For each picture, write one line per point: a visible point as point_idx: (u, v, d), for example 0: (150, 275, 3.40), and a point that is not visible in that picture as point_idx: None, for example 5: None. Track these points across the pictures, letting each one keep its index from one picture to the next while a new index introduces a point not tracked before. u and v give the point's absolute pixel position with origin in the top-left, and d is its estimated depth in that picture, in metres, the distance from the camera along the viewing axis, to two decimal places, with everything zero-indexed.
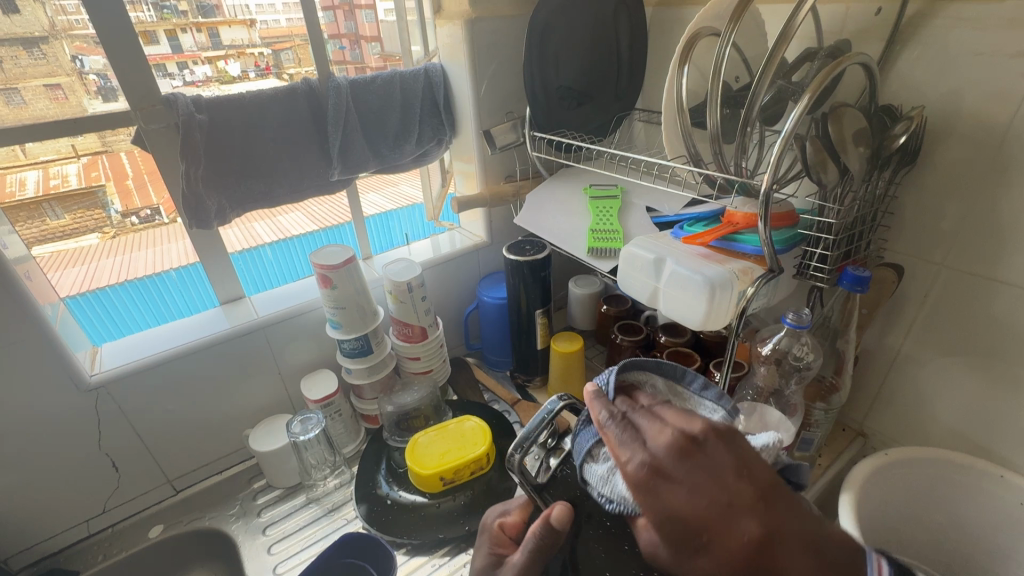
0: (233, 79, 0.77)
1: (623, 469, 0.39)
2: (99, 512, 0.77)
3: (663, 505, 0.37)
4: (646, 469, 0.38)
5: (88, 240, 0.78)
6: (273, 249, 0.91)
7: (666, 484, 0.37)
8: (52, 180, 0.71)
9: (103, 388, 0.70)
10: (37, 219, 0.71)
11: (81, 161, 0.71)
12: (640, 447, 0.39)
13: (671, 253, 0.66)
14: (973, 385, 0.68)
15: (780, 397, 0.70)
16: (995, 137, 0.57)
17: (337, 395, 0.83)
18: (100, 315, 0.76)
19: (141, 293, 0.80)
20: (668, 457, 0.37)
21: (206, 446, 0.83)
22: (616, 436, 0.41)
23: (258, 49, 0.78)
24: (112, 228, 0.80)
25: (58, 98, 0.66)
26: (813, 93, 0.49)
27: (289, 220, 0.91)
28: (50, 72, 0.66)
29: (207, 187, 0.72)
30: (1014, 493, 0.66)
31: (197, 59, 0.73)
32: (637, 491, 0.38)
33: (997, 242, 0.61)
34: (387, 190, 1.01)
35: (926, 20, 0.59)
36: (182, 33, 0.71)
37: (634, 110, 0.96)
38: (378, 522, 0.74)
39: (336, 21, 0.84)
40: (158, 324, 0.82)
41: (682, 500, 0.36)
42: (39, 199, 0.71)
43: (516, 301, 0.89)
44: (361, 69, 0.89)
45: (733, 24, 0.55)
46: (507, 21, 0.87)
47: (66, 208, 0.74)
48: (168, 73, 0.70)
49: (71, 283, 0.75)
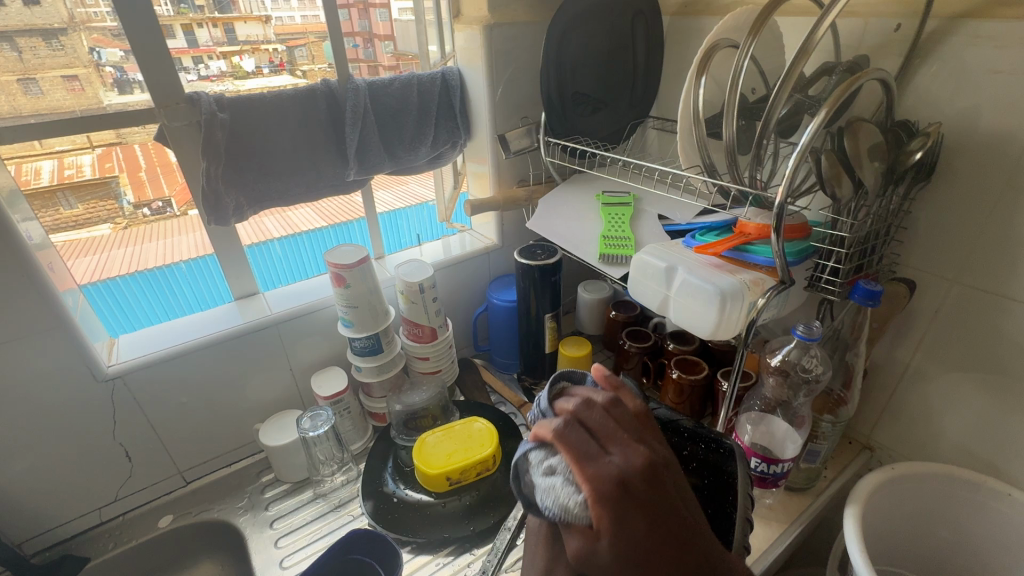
0: (248, 75, 0.78)
1: (588, 486, 0.40)
2: (110, 500, 0.78)
3: (625, 526, 0.39)
4: (617, 483, 0.40)
5: (100, 230, 0.79)
6: (281, 244, 0.92)
7: (630, 502, 0.40)
8: (66, 170, 0.71)
9: (120, 378, 0.72)
10: (51, 208, 0.71)
11: (95, 152, 0.72)
12: (607, 463, 0.41)
13: (682, 262, 0.66)
14: (982, 402, 0.68)
15: (789, 408, 0.70)
16: (1012, 156, 0.57)
17: (347, 392, 0.85)
18: (110, 306, 0.78)
19: (151, 284, 0.81)
20: (636, 478, 0.41)
21: (216, 439, 0.84)
22: (580, 449, 0.42)
23: (273, 45, 0.79)
24: (123, 219, 0.80)
25: (75, 89, 0.67)
26: (831, 108, 0.49)
27: (299, 216, 0.93)
28: (68, 63, 0.67)
29: (226, 185, 0.73)
30: (1021, 513, 0.66)
31: (212, 54, 0.74)
32: (604, 511, 0.39)
33: (1012, 260, 0.61)
34: (397, 189, 1.02)
35: (947, 37, 0.59)
36: (198, 28, 0.72)
37: (648, 117, 0.96)
38: (384, 520, 0.75)
39: (351, 19, 0.85)
40: (166, 315, 0.83)
41: (642, 520, 0.40)
42: (53, 188, 0.71)
43: (525, 305, 0.90)
44: (374, 68, 0.90)
45: (752, 38, 0.55)
46: (525, 26, 0.88)
47: (79, 198, 0.74)
48: (184, 68, 0.71)
49: (84, 271, 0.76)
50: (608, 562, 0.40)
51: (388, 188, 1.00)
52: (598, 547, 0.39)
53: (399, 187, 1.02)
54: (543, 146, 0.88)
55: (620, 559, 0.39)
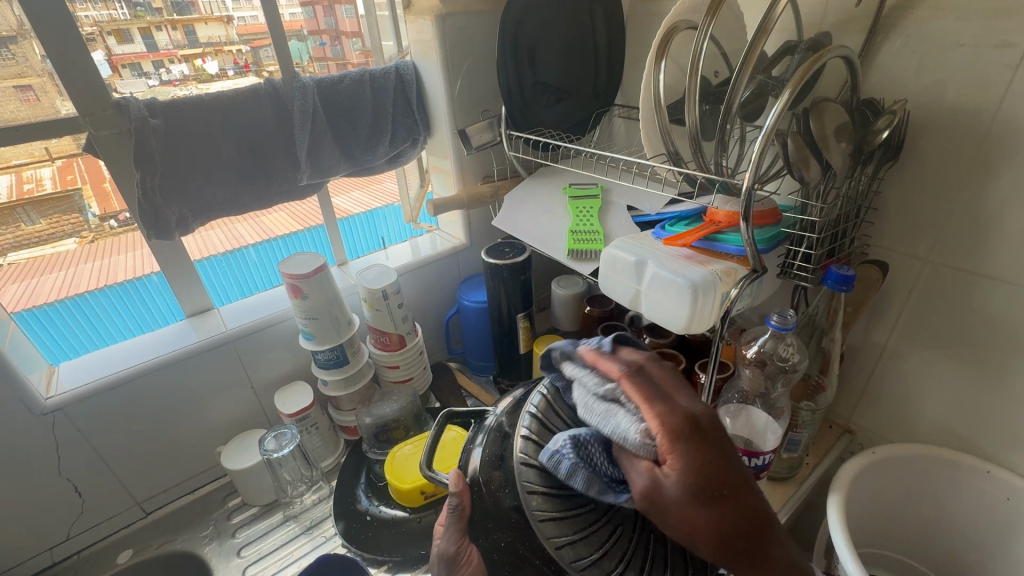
0: (211, 78, 0.73)
1: (657, 421, 0.36)
2: (63, 539, 0.73)
3: (695, 463, 0.34)
4: (686, 420, 0.36)
5: (65, 245, 0.73)
6: (256, 251, 0.88)
7: (705, 448, 0.35)
8: (25, 184, 0.66)
9: (61, 409, 0.66)
10: (10, 224, 0.67)
11: (55, 163, 0.67)
12: (678, 405, 0.37)
13: (652, 255, 0.64)
14: (958, 379, 0.67)
15: (767, 399, 0.68)
16: (980, 131, 0.56)
17: (313, 408, 0.80)
18: (78, 321, 0.74)
19: (122, 298, 0.76)
20: (707, 419, 0.36)
21: (176, 465, 0.80)
22: (649, 389, 0.38)
23: (237, 46, 0.75)
24: (89, 232, 0.73)
25: (30, 99, 0.62)
26: (795, 88, 0.46)
27: (273, 220, 0.88)
28: (19, 72, 0.61)
29: (164, 196, 0.68)
30: (1001, 489, 0.66)
31: (174, 57, 0.70)
32: (675, 440, 0.35)
33: (984, 235, 0.59)
34: (374, 189, 1.00)
35: (908, 10, 0.57)
36: (157, 31, 0.69)
37: (613, 106, 0.94)
38: (357, 539, 0.73)
39: (316, 16, 0.82)
40: (141, 331, 0.79)
41: (715, 459, 0.35)
42: (11, 204, 0.66)
43: (496, 306, 0.87)
44: (342, 66, 0.87)
45: (710, 18, 0.52)
46: (480, 15, 0.84)
47: (41, 212, 0.69)
48: (143, 72, 0.68)
49: (49, 289, 0.71)
50: (675, 495, 0.34)
51: (364, 189, 0.98)
52: (666, 477, 0.34)
53: (375, 186, 0.99)
54: (505, 141, 0.84)
55: (692, 490, 0.34)
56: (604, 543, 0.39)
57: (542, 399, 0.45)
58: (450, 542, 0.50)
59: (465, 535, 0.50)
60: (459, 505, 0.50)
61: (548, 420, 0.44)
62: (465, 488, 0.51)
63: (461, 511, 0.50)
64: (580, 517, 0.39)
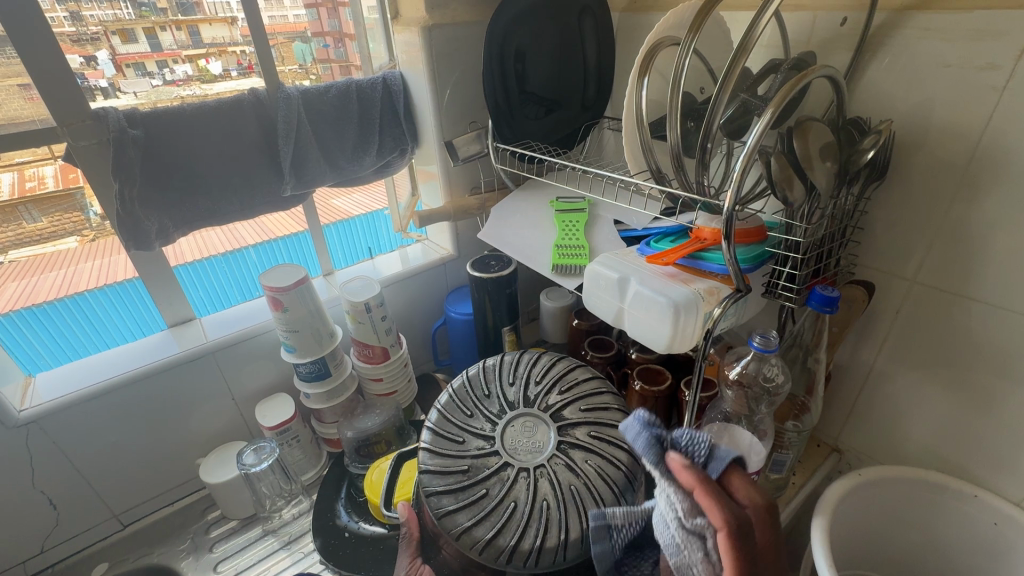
0: (215, 79, 0.74)
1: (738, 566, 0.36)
2: (36, 553, 0.72)
3: None
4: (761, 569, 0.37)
5: (65, 244, 0.71)
6: (256, 251, 0.87)
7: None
8: (27, 181, 0.65)
9: (36, 422, 0.66)
10: (12, 222, 0.67)
11: (58, 161, 0.65)
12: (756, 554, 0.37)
13: (636, 272, 0.63)
14: (944, 402, 0.66)
15: (751, 420, 0.67)
16: (966, 152, 0.55)
17: (295, 420, 0.79)
18: (77, 320, 0.74)
19: (121, 297, 0.76)
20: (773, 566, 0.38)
21: (154, 477, 0.79)
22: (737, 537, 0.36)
23: (241, 47, 0.75)
24: (90, 231, 0.72)
25: (33, 98, 0.62)
26: (776, 107, 0.45)
27: (273, 220, 0.87)
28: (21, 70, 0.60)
29: (145, 207, 0.67)
30: (988, 514, 0.65)
31: (177, 57, 0.70)
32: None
33: (970, 259, 0.59)
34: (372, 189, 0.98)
35: (894, 30, 0.57)
36: (161, 31, 0.69)
37: (603, 117, 0.93)
38: (335, 556, 0.71)
39: (320, 18, 0.83)
40: (142, 332, 0.79)
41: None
42: (13, 202, 0.65)
43: (482, 319, 0.86)
44: (346, 68, 0.88)
45: (693, 33, 0.52)
46: (468, 26, 0.84)
47: (43, 211, 0.68)
48: (147, 72, 0.68)
49: (49, 287, 0.71)
50: None
51: (364, 190, 0.97)
52: None
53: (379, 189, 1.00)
54: (492, 152, 0.83)
55: None
56: (501, 514, 0.50)
57: (436, 414, 0.59)
58: (404, 567, 0.56)
59: (418, 556, 0.56)
60: (407, 533, 0.58)
61: (443, 429, 0.58)
62: (412, 515, 0.60)
63: (411, 536, 0.58)
64: (480, 498, 0.51)
